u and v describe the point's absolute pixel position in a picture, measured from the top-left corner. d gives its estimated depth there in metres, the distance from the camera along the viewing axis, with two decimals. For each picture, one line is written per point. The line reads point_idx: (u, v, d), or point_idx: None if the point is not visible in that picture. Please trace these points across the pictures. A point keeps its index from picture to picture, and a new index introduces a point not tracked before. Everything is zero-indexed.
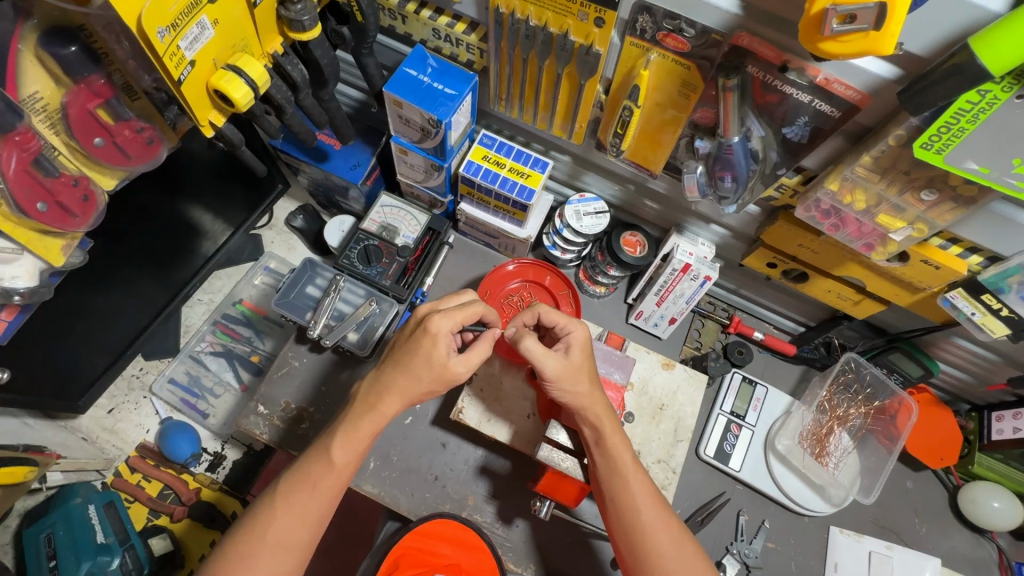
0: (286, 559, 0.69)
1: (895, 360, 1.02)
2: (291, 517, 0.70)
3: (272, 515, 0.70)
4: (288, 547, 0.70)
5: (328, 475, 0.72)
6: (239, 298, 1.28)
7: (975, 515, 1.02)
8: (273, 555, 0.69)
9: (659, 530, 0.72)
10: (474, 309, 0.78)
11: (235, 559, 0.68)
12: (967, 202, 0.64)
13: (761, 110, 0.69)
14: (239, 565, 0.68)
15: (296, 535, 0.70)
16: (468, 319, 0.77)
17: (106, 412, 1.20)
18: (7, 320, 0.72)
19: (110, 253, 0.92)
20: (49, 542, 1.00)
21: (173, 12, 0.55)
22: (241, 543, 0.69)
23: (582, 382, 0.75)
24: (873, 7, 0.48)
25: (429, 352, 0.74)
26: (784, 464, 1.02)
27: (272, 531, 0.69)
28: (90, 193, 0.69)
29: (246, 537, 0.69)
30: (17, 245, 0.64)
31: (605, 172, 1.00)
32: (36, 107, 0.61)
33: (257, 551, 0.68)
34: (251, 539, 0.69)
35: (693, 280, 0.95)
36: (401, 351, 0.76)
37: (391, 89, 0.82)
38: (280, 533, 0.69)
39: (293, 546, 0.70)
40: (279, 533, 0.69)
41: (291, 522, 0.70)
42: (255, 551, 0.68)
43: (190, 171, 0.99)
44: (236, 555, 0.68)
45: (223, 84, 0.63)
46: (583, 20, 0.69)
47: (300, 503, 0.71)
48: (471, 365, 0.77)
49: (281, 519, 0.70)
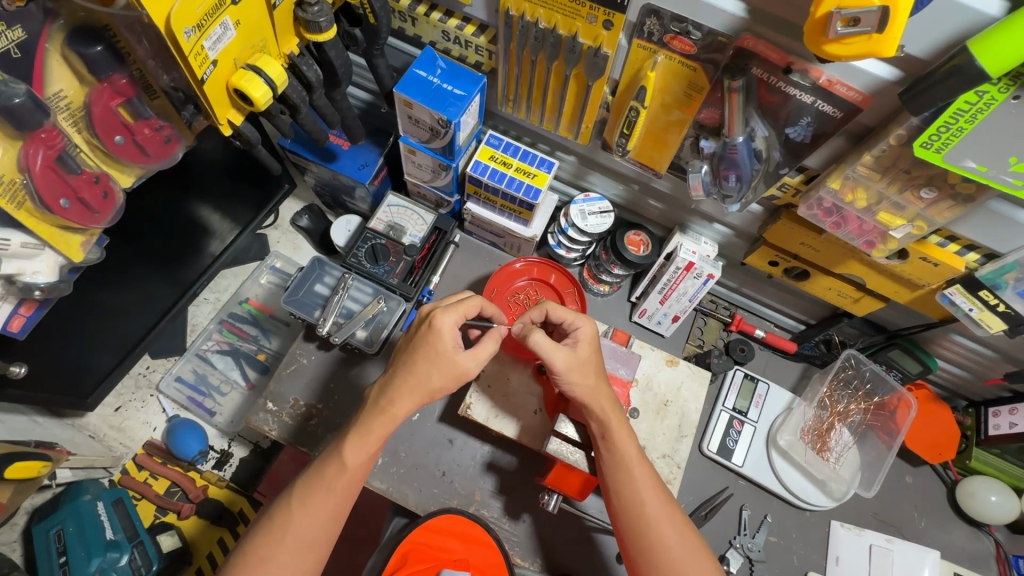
0: (304, 558, 0.71)
1: (894, 357, 1.03)
2: (307, 520, 0.71)
3: (289, 518, 0.71)
4: (308, 547, 0.71)
5: (341, 478, 0.73)
6: (245, 297, 1.28)
7: (973, 509, 1.04)
8: (295, 555, 0.70)
9: (663, 522, 0.73)
10: (471, 305, 0.80)
11: (255, 561, 0.69)
12: (965, 199, 0.66)
13: (765, 110, 0.71)
14: (260, 567, 0.69)
15: (312, 537, 0.71)
16: (469, 313, 0.80)
17: (113, 411, 1.20)
18: (25, 315, 0.73)
19: (121, 252, 0.93)
20: (59, 539, 1.00)
21: (199, 12, 0.56)
22: (260, 550, 0.70)
23: (589, 375, 0.77)
24: (876, 10, 0.50)
25: (433, 344, 0.76)
26: (786, 459, 1.04)
27: (289, 530, 0.71)
28: (110, 191, 0.70)
29: (266, 539, 0.70)
30: (39, 240, 0.65)
31: (609, 172, 1.02)
32: (60, 104, 0.63)
33: (277, 554, 0.70)
34: (270, 541, 0.70)
35: (697, 278, 0.97)
36: (415, 347, 0.77)
37: (401, 89, 0.84)
38: (297, 532, 0.71)
39: (312, 544, 0.71)
40: (298, 535, 0.71)
41: (310, 522, 0.71)
42: (275, 555, 0.70)
43: (200, 171, 1.00)
44: (257, 558, 0.70)
45: (243, 84, 0.65)
46: (591, 23, 0.71)
47: (320, 507, 0.72)
48: (479, 363, 0.78)
49: (299, 521, 0.71)
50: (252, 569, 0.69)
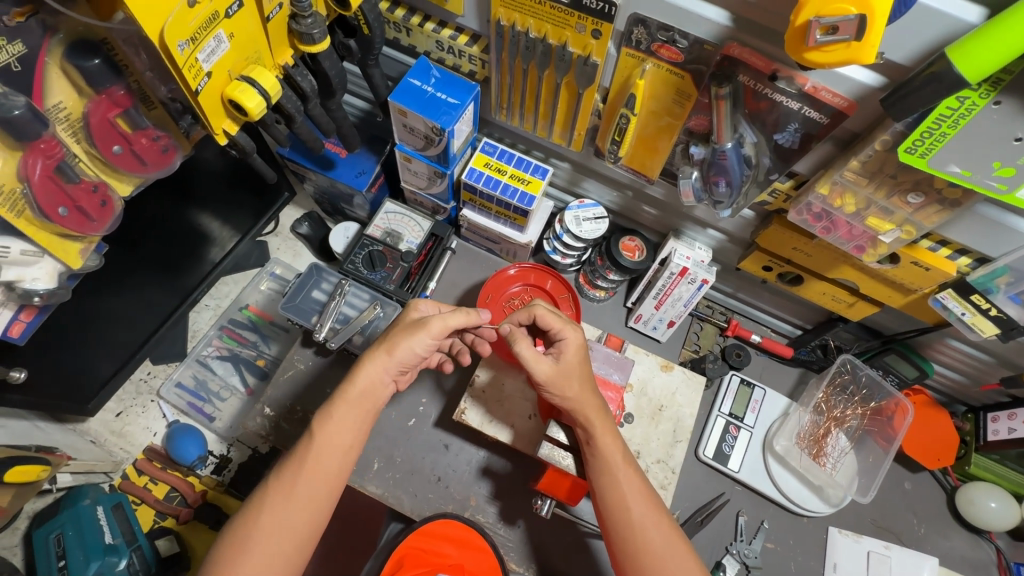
0: (282, 541, 0.68)
1: (891, 361, 1.04)
2: (283, 505, 0.69)
3: (264, 502, 0.69)
4: (284, 530, 0.68)
5: (311, 453, 0.71)
6: (245, 304, 1.30)
7: (972, 515, 1.03)
8: (269, 539, 0.67)
9: (648, 527, 0.73)
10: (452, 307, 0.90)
11: (233, 545, 0.67)
12: (951, 204, 0.67)
13: (753, 117, 0.71)
14: (235, 550, 0.66)
15: (289, 518, 0.68)
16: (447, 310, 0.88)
17: (115, 416, 1.22)
18: (25, 320, 0.75)
19: (124, 259, 0.95)
20: (58, 543, 1.02)
21: (193, 26, 0.58)
22: (236, 535, 0.67)
23: (572, 386, 0.77)
24: (854, 18, 0.51)
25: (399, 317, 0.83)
26: (783, 465, 1.03)
27: (266, 512, 0.68)
28: (108, 199, 0.72)
29: (242, 526, 0.68)
30: (38, 247, 0.68)
31: (603, 178, 1.03)
32: (59, 116, 0.64)
33: (254, 535, 0.67)
34: (248, 521, 0.68)
35: (691, 284, 0.98)
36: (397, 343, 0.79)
37: (396, 98, 0.85)
38: (274, 514, 0.68)
39: (292, 529, 0.68)
40: (272, 517, 0.68)
41: (285, 500, 0.69)
42: (254, 536, 0.67)
43: (202, 181, 1.02)
44: (236, 541, 0.67)
45: (237, 94, 0.66)
46: (580, 32, 0.72)
47: (295, 491, 0.69)
48: (446, 327, 0.79)
49: (274, 502, 0.69)
50: (229, 552, 0.67)
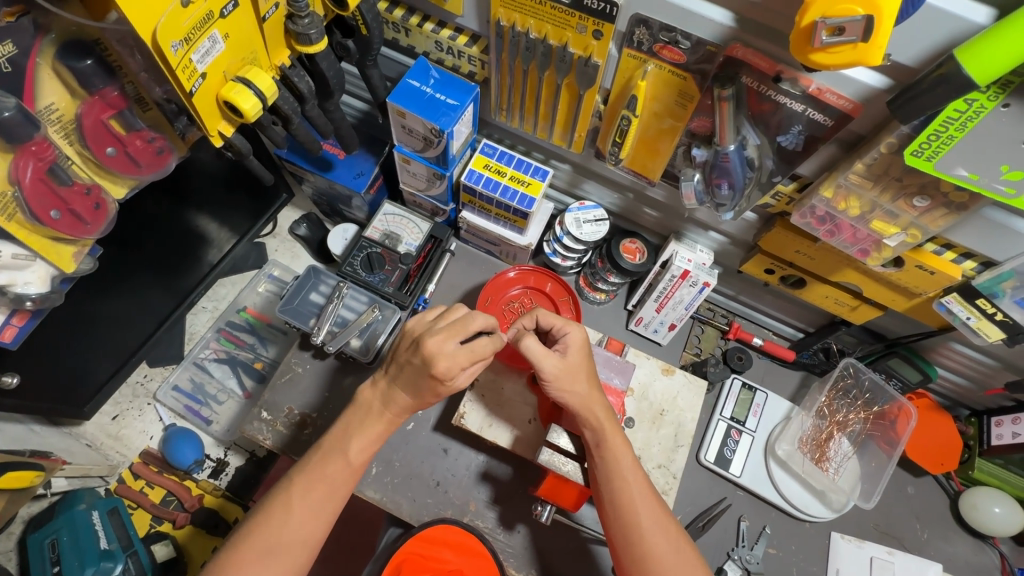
0: (301, 555, 0.70)
1: (893, 365, 1.02)
2: (304, 519, 0.70)
3: (287, 514, 0.70)
4: (305, 543, 0.70)
5: (333, 467, 0.73)
6: (243, 306, 1.28)
7: (976, 521, 1.02)
8: (290, 551, 0.69)
9: (656, 532, 0.73)
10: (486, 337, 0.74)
11: (251, 558, 0.68)
12: (958, 208, 0.66)
13: (756, 119, 0.70)
14: (256, 562, 0.68)
15: (310, 531, 0.71)
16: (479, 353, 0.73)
17: (111, 419, 1.21)
18: (18, 325, 0.74)
19: (119, 262, 0.94)
20: (53, 548, 1.00)
21: (187, 26, 0.57)
22: (256, 547, 0.68)
23: (580, 383, 0.76)
24: (861, 19, 0.50)
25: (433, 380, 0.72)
26: (785, 469, 1.02)
27: (291, 527, 0.70)
28: (102, 202, 0.72)
29: (263, 534, 0.69)
30: (30, 251, 0.67)
31: (604, 180, 1.02)
32: (52, 118, 0.64)
33: (277, 545, 0.69)
34: (268, 535, 0.69)
35: (692, 287, 0.97)
36: (395, 348, 0.77)
37: (394, 99, 0.84)
38: (297, 529, 0.70)
39: (311, 541, 0.71)
40: (295, 530, 0.70)
41: (309, 518, 0.71)
42: (276, 547, 0.69)
43: (198, 182, 1.00)
44: (253, 554, 0.68)
45: (233, 96, 0.65)
46: (581, 32, 0.71)
47: (320, 505, 0.72)
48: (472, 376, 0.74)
49: (302, 517, 0.70)
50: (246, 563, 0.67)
